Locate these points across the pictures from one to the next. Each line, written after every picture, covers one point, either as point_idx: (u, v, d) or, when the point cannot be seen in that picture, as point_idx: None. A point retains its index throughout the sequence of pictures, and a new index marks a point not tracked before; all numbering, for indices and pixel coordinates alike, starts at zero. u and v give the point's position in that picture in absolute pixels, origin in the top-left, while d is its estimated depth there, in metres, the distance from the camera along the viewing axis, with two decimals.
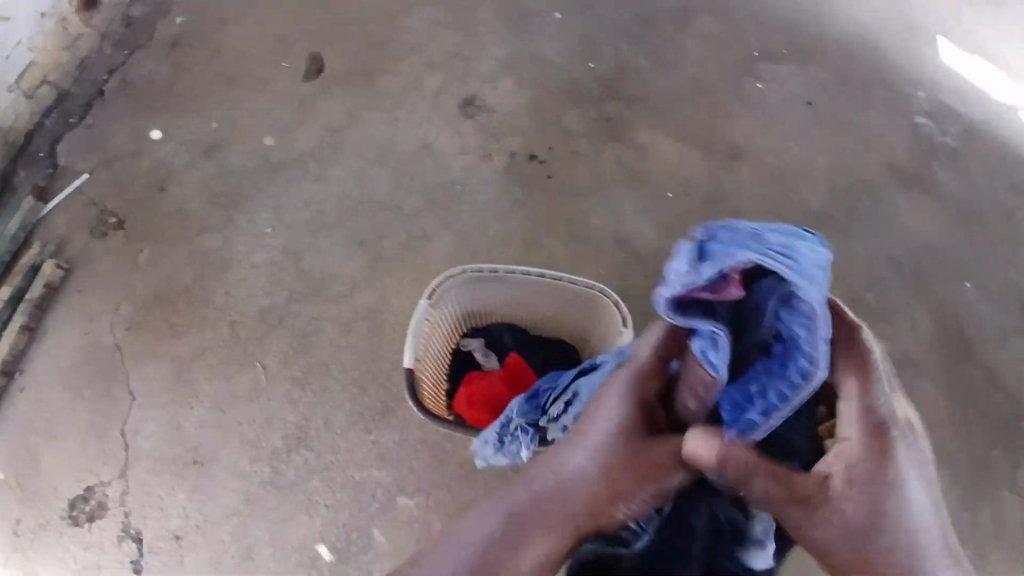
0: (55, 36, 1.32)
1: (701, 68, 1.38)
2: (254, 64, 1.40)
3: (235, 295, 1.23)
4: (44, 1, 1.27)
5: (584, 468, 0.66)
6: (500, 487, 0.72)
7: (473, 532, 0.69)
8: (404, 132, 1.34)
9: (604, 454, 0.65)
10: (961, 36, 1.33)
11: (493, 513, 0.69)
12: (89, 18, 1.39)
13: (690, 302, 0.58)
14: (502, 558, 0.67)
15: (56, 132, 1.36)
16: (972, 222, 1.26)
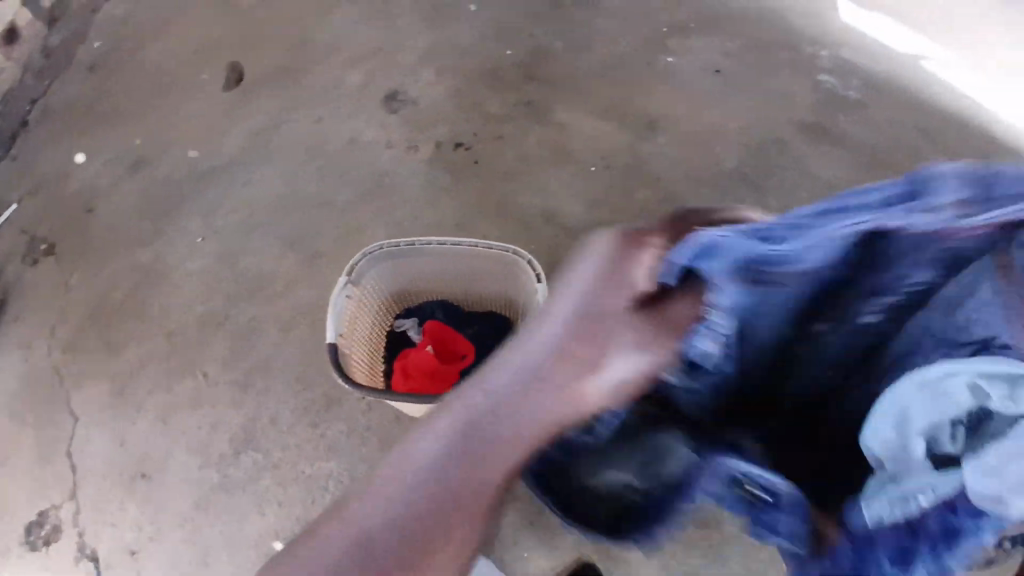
0: None
1: (612, 46, 1.43)
2: (175, 80, 1.41)
3: (171, 306, 1.24)
4: None
5: (553, 354, 0.51)
6: (440, 419, 0.52)
7: (416, 472, 0.51)
8: (330, 131, 1.36)
9: (571, 332, 0.51)
10: None
11: (440, 446, 0.51)
12: None
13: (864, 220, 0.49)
14: (458, 479, 0.51)
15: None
16: (880, 165, 1.31)
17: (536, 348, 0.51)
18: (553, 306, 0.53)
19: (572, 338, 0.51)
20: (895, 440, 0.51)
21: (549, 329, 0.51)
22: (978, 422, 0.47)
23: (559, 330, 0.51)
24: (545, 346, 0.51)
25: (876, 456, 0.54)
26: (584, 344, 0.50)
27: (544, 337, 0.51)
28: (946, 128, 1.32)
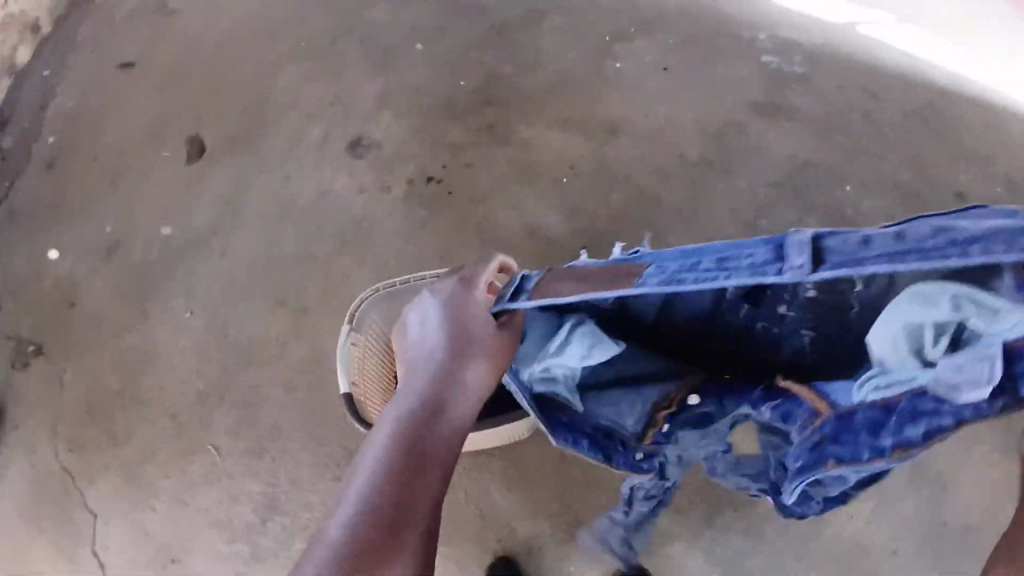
0: None
1: (560, 60, 1.47)
2: (136, 161, 1.40)
3: (170, 387, 1.22)
4: None
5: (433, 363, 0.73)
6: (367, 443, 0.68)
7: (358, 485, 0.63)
8: (300, 187, 1.37)
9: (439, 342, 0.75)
10: None
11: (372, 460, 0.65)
12: None
13: (819, 247, 0.58)
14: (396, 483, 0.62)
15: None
16: (835, 132, 1.36)
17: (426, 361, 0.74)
18: (424, 338, 0.76)
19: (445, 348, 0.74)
20: (892, 348, 0.66)
21: (430, 343, 0.75)
22: (957, 335, 0.60)
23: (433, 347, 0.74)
24: (423, 371, 0.73)
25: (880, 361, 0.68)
26: (453, 349, 0.73)
27: (428, 350, 0.75)
28: (887, 89, 1.39)
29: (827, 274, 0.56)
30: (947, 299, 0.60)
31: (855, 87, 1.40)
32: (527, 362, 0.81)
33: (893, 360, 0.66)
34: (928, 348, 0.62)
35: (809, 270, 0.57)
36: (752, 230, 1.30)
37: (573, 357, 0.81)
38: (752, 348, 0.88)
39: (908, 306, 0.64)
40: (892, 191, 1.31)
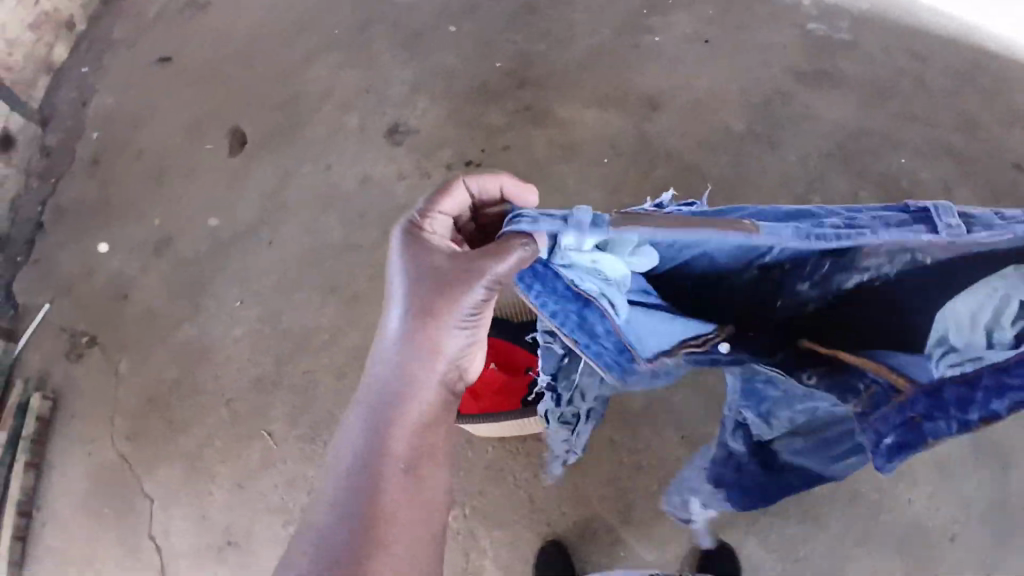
0: None
1: (596, 36, 1.44)
2: (178, 155, 1.41)
3: (224, 376, 1.24)
4: None
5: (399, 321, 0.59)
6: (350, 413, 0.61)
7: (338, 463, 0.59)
8: (341, 175, 1.37)
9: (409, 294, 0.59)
10: None
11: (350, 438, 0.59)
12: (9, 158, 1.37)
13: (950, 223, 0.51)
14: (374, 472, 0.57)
15: (7, 277, 1.33)
16: (885, 97, 1.32)
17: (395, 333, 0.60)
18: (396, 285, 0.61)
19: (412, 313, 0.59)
20: (966, 318, 0.58)
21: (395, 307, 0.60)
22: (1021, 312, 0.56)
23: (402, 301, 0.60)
24: (393, 331, 0.60)
25: (946, 332, 0.59)
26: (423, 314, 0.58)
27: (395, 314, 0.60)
28: (937, 50, 1.35)
29: (983, 237, 0.49)
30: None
31: (904, 50, 1.36)
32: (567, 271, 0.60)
33: (963, 335, 0.58)
34: (997, 326, 0.56)
35: (968, 231, 0.49)
36: (803, 201, 1.27)
37: (635, 266, 0.63)
38: (757, 296, 0.69)
39: (969, 298, 0.59)
40: (947, 154, 1.27)
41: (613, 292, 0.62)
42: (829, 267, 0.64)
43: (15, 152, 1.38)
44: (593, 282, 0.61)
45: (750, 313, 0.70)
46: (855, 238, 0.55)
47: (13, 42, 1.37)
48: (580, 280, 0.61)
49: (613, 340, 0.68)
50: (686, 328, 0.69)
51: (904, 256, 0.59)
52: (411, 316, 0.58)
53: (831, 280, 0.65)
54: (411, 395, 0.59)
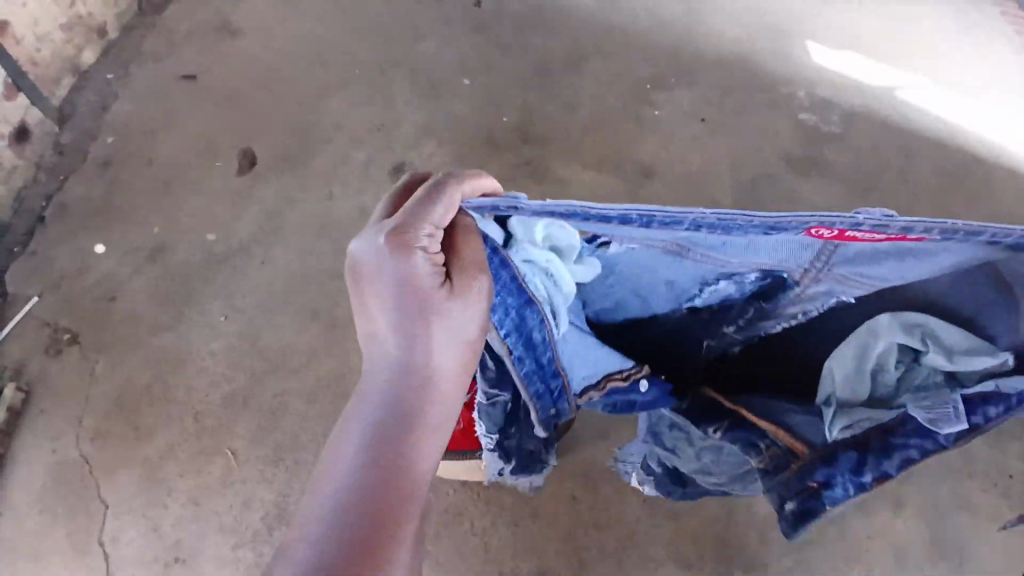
0: None
1: (600, 104, 1.51)
2: (187, 168, 1.44)
3: (197, 388, 1.24)
4: None
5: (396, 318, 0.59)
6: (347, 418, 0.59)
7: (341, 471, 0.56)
8: (341, 206, 1.41)
9: (400, 289, 0.58)
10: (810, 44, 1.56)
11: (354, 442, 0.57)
12: (21, 150, 1.39)
13: (878, 231, 0.57)
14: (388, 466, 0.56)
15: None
16: (869, 190, 1.37)
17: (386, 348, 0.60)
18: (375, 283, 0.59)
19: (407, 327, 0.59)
20: (856, 363, 0.76)
21: (384, 320, 0.59)
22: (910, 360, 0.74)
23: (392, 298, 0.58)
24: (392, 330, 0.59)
25: (846, 386, 0.76)
26: (419, 326, 0.59)
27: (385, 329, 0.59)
28: (923, 153, 1.41)
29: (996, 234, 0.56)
30: (917, 341, 0.73)
31: (892, 149, 1.42)
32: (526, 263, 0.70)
33: (851, 389, 0.76)
34: (884, 372, 0.74)
35: (908, 223, 0.55)
36: None
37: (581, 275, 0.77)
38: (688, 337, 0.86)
39: (851, 343, 0.77)
40: None
41: (557, 295, 0.73)
42: (752, 313, 0.80)
43: (29, 144, 1.40)
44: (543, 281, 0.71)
45: (680, 360, 0.89)
46: (793, 272, 0.71)
47: (43, 40, 1.41)
48: (533, 275, 0.70)
49: (549, 357, 0.74)
50: (609, 360, 0.82)
51: (825, 297, 0.75)
52: (406, 329, 0.59)
53: (752, 326, 0.82)
54: (404, 410, 0.58)
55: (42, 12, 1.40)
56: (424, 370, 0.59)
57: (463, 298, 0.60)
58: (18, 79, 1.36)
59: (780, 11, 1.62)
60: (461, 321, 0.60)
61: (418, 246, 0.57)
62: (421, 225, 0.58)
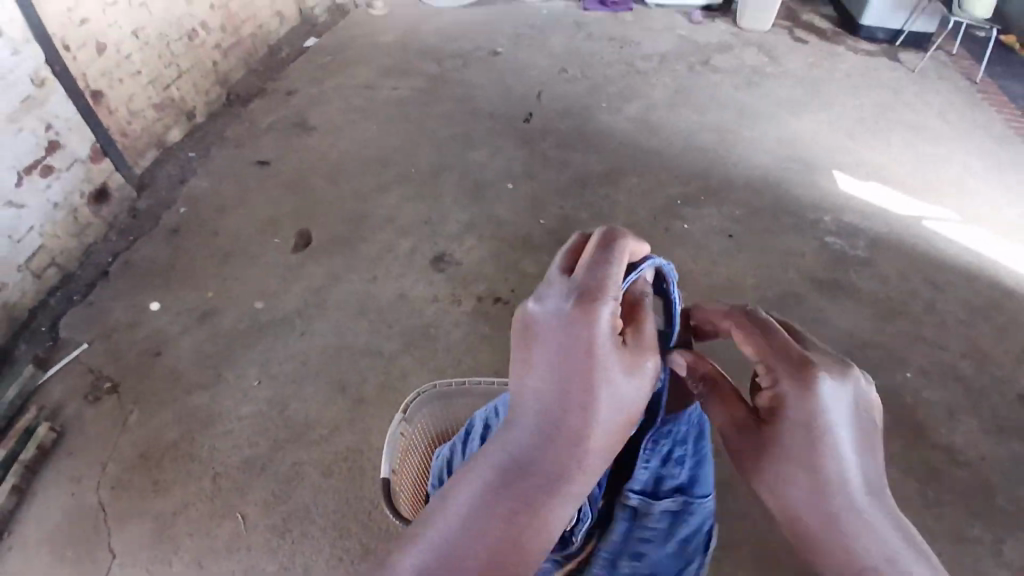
0: (66, 224, 1.44)
1: (633, 214, 1.59)
2: (247, 241, 1.56)
3: (220, 448, 1.26)
4: (57, 193, 1.40)
5: (549, 378, 0.44)
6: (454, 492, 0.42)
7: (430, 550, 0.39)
8: (381, 289, 1.49)
9: (562, 343, 0.44)
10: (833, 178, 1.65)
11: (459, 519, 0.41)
12: (99, 210, 1.53)
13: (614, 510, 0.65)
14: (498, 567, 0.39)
15: (58, 310, 1.41)
16: (896, 315, 1.38)
17: (526, 413, 0.44)
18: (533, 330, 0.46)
19: (566, 394, 0.43)
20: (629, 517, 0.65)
21: (536, 376, 0.44)
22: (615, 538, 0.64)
23: (553, 352, 0.44)
24: (539, 389, 0.44)
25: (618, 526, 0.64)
26: (581, 396, 0.43)
27: (531, 391, 0.44)
28: (952, 283, 1.43)
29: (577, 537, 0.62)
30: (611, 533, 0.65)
31: (919, 278, 1.45)
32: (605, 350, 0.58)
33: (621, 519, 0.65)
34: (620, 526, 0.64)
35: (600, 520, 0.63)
36: None
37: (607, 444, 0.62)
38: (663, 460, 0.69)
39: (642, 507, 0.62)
40: (955, 381, 1.28)
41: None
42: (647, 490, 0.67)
43: (106, 205, 1.54)
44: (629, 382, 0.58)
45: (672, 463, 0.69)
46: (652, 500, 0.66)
47: (135, 115, 1.60)
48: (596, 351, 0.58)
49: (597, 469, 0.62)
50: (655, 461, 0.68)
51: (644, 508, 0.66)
52: (562, 390, 0.43)
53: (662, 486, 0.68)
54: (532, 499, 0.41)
55: (137, 90, 1.60)
56: (569, 449, 0.43)
57: (638, 365, 0.46)
58: (108, 144, 1.52)
59: (812, 146, 1.73)
60: (632, 396, 0.45)
61: (603, 300, 0.45)
62: (604, 288, 0.45)
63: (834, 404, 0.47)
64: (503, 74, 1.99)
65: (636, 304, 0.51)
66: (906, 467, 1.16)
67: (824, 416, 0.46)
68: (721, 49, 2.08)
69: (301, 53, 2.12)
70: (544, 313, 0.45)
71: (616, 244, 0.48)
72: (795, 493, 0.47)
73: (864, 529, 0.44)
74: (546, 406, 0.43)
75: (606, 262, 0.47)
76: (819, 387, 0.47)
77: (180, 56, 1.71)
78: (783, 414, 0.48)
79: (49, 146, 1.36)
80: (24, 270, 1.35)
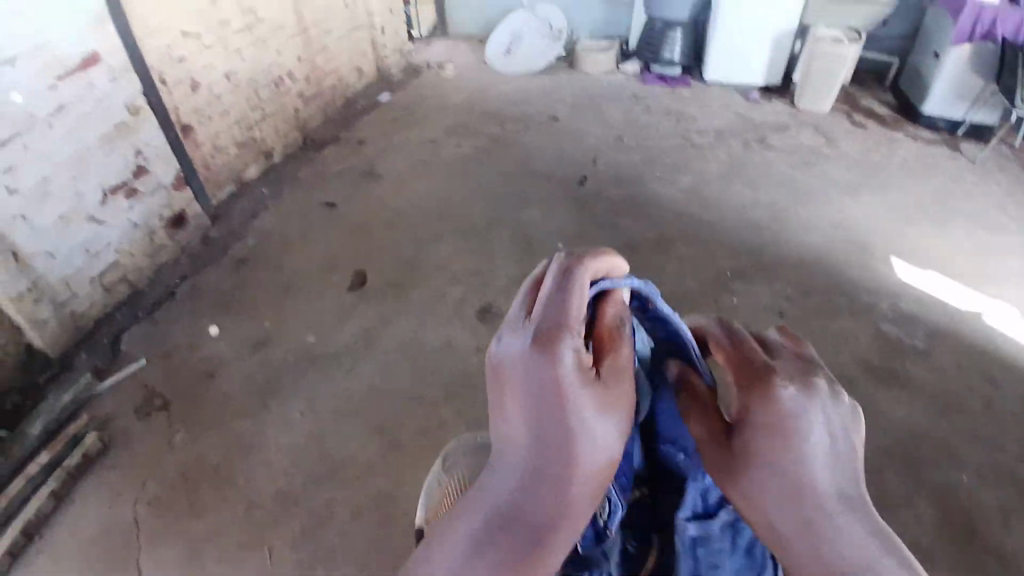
0: (142, 245, 1.51)
1: (684, 283, 1.60)
2: (306, 277, 1.61)
3: (256, 477, 1.25)
4: (139, 215, 1.48)
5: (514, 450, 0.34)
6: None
7: None
8: (428, 335, 1.51)
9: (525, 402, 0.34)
10: (887, 265, 1.64)
11: None
12: (174, 235, 1.59)
13: None
14: None
15: (122, 325, 1.46)
16: (951, 409, 1.34)
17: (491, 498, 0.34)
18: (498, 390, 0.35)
19: (529, 454, 0.33)
20: None
21: (505, 453, 0.34)
22: None
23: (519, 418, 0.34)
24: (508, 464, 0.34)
25: None
26: (548, 473, 0.33)
27: (498, 472, 0.34)
28: (1011, 382, 1.39)
29: None
30: None
31: (972, 372, 1.41)
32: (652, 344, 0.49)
33: None
34: None
35: None
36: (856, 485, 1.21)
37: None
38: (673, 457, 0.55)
39: None
40: (1012, 486, 1.22)
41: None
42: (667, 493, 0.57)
43: (181, 231, 1.61)
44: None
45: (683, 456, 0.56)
46: None
47: (219, 150, 1.69)
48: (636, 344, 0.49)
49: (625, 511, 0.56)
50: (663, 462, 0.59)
51: None
52: (530, 465, 0.33)
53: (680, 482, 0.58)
54: None
55: (223, 128, 1.69)
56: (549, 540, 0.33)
57: (615, 413, 0.34)
58: (192, 174, 1.61)
59: (867, 231, 1.73)
60: (613, 451, 0.34)
61: (565, 340, 0.33)
62: (564, 321, 0.34)
63: (811, 413, 0.33)
64: (564, 139, 2.07)
65: (615, 323, 0.38)
66: (960, 570, 1.10)
67: (803, 427, 0.33)
68: (777, 129, 2.13)
69: (374, 105, 2.23)
70: (499, 356, 0.35)
71: (568, 268, 0.37)
72: (774, 503, 0.33)
73: (864, 554, 0.30)
74: (507, 491, 0.33)
75: (558, 287, 0.36)
76: (796, 390, 0.34)
77: (266, 101, 1.82)
78: (743, 430, 0.34)
79: (137, 170, 1.44)
80: (97, 283, 1.41)
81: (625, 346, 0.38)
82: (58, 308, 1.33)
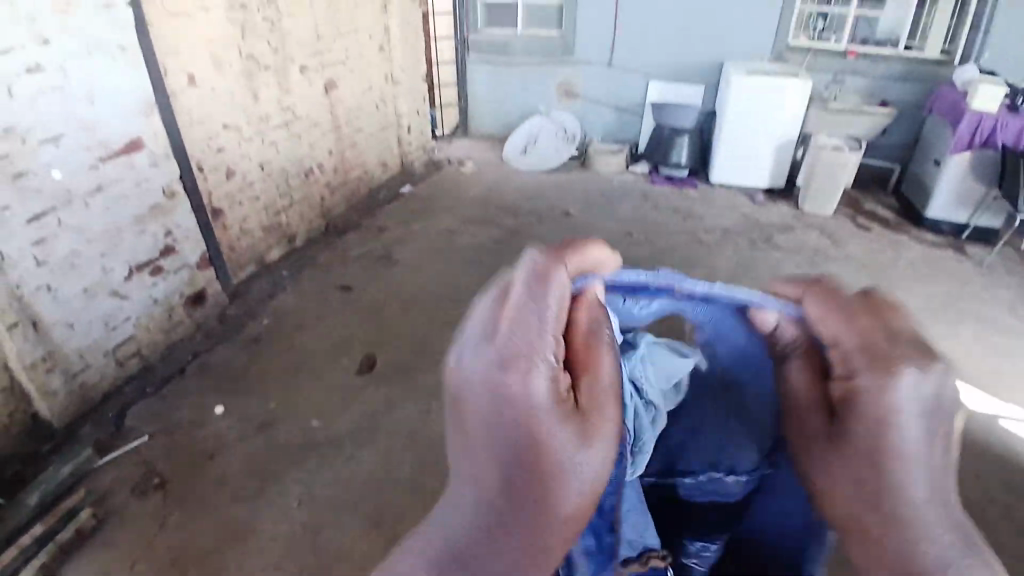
0: (159, 320, 1.52)
1: None
2: (317, 358, 1.61)
3: (246, 566, 1.17)
4: (161, 291, 1.51)
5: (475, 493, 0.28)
6: None
7: None
8: (435, 422, 1.47)
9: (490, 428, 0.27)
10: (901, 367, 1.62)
11: None
12: (192, 311, 1.61)
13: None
14: None
15: (130, 399, 1.45)
16: (980, 521, 1.27)
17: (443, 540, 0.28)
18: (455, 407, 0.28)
19: (502, 498, 0.28)
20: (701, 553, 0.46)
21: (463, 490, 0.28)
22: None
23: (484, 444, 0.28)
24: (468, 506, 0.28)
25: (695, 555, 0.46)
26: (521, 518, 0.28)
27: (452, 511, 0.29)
28: None
29: None
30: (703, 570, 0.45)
31: (997, 483, 1.35)
32: (665, 304, 0.43)
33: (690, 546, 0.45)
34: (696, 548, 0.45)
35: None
36: None
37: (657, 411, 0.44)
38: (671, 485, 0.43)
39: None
40: None
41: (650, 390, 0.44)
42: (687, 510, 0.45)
43: (201, 308, 1.63)
44: (706, 342, 0.45)
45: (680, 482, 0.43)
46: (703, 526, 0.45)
47: (245, 232, 1.75)
48: (642, 309, 0.43)
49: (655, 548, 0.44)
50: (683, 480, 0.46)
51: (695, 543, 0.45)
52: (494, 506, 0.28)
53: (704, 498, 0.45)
54: None
55: (251, 213, 1.76)
56: None
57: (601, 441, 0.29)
58: (216, 255, 1.65)
59: None
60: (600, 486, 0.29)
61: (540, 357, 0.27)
62: (539, 335, 0.28)
63: (917, 408, 0.29)
64: (577, 233, 2.12)
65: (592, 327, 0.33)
66: None
67: (894, 424, 0.29)
68: (784, 230, 2.18)
69: (396, 197, 2.33)
70: (458, 378, 0.28)
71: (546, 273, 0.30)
72: (854, 504, 0.30)
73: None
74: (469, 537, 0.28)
75: (522, 296, 0.29)
76: (901, 377, 0.29)
77: (295, 188, 1.90)
78: (855, 407, 0.30)
79: (165, 249, 1.49)
80: (110, 356, 1.41)
81: (606, 355, 0.32)
82: (69, 378, 1.33)
